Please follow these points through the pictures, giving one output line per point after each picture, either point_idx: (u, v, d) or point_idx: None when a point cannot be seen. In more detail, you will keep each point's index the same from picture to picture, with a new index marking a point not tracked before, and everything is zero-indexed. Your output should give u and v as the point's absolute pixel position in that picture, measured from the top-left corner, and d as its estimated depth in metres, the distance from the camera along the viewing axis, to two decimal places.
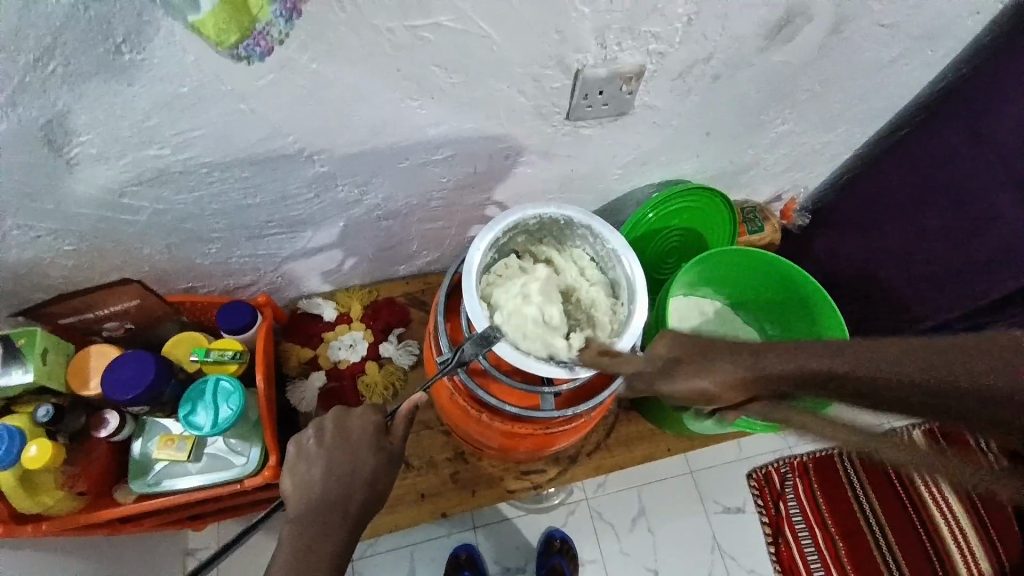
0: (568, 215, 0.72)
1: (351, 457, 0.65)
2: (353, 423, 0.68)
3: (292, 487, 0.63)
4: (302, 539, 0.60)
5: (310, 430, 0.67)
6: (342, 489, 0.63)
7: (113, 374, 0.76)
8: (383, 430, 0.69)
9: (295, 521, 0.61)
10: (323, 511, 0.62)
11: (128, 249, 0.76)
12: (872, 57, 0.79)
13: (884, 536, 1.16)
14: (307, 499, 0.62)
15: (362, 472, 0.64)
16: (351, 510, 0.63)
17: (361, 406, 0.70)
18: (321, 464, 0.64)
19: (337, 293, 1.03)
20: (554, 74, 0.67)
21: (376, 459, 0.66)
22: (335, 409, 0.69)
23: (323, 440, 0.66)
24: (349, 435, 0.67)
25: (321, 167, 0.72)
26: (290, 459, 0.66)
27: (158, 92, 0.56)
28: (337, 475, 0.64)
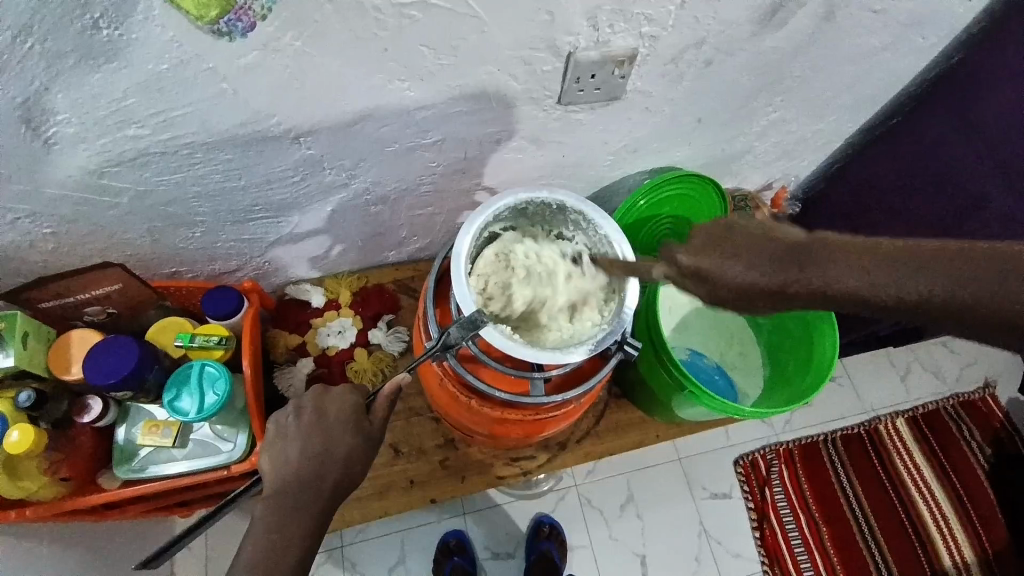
0: (560, 200, 0.71)
1: (327, 435, 0.64)
2: (330, 404, 0.67)
3: (269, 465, 0.63)
4: (274, 516, 0.60)
5: (288, 409, 0.66)
6: (316, 468, 0.62)
7: (94, 359, 0.74)
8: (363, 412, 0.68)
9: (269, 496, 0.61)
10: (297, 491, 0.61)
11: (109, 232, 0.74)
12: (865, 43, 0.79)
13: (869, 524, 1.18)
14: (281, 478, 0.62)
15: (337, 451, 0.63)
16: (324, 491, 0.62)
17: (340, 387, 0.69)
18: (297, 444, 0.63)
19: (325, 279, 1.02)
20: (545, 57, 0.66)
21: (353, 439, 0.65)
22: (314, 389, 0.68)
23: (301, 418, 0.65)
24: (327, 414, 0.66)
25: (307, 150, 0.71)
26: (268, 437, 0.65)
27: (136, 71, 0.54)
28: (311, 454, 0.63)
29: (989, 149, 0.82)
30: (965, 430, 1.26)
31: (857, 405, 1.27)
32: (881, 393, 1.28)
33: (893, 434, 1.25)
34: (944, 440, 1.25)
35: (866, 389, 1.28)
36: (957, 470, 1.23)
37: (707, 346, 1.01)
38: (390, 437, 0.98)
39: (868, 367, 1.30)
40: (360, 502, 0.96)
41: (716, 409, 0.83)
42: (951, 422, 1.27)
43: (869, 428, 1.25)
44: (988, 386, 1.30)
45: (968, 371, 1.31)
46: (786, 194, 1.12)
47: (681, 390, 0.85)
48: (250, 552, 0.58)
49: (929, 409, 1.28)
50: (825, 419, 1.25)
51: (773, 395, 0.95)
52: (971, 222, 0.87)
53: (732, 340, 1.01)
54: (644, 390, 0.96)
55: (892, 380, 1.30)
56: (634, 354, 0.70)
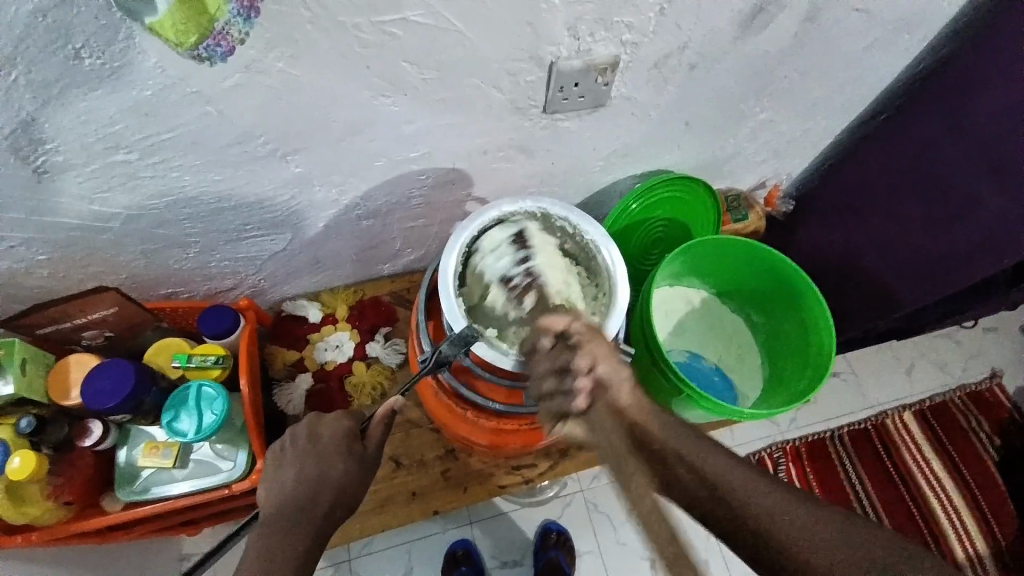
0: (544, 208, 0.72)
1: (320, 458, 0.64)
2: (325, 429, 0.67)
3: (266, 493, 0.63)
4: (268, 540, 0.60)
5: (282, 440, 0.67)
6: (310, 492, 0.62)
7: (92, 383, 0.75)
8: (357, 435, 0.68)
9: (263, 525, 0.61)
10: (292, 516, 0.61)
11: (103, 256, 0.75)
12: (850, 41, 0.79)
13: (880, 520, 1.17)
14: (275, 506, 0.62)
15: (331, 476, 0.63)
16: (318, 513, 0.62)
17: (336, 411, 0.69)
18: (293, 470, 0.63)
19: (322, 294, 1.02)
20: (528, 68, 0.66)
21: (347, 462, 0.65)
22: (308, 416, 0.68)
23: (295, 444, 0.66)
24: (320, 439, 0.66)
25: (296, 168, 0.71)
26: (267, 466, 0.66)
27: (121, 96, 0.55)
28: (306, 480, 0.63)
29: (976, 143, 0.81)
30: (974, 422, 1.25)
31: (860, 401, 1.26)
32: (885, 389, 1.28)
33: (899, 428, 1.24)
34: (952, 433, 1.24)
35: (869, 385, 1.27)
36: (966, 462, 1.22)
37: (705, 347, 1.00)
38: (391, 449, 0.97)
39: (870, 363, 1.29)
40: (365, 516, 0.96)
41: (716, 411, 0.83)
42: (957, 414, 1.26)
43: (874, 424, 1.24)
44: (995, 376, 1.29)
45: (975, 363, 1.30)
46: (779, 193, 1.12)
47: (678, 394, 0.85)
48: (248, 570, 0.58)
49: (935, 401, 1.27)
50: (829, 417, 1.25)
51: (772, 397, 0.94)
52: (969, 216, 0.83)
53: (730, 341, 1.01)
54: None
55: (894, 375, 1.29)
56: (628, 359, 0.71)
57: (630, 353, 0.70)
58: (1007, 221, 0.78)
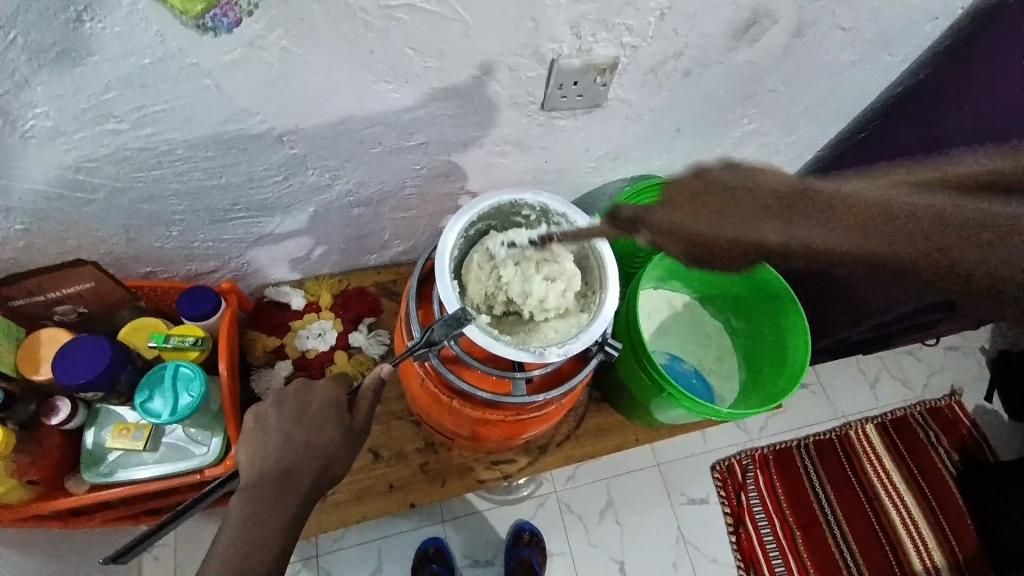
0: (543, 203, 0.71)
1: (309, 426, 0.63)
2: (313, 398, 0.66)
3: (247, 457, 0.61)
4: (250, 509, 0.58)
5: (268, 399, 0.66)
6: (297, 457, 0.61)
7: (64, 360, 0.72)
8: (345, 408, 0.67)
9: (244, 493, 0.59)
10: (272, 487, 0.60)
11: (83, 230, 0.73)
12: (834, 60, 0.82)
13: (841, 527, 1.21)
14: (259, 470, 0.60)
15: (318, 444, 0.63)
16: (303, 484, 0.61)
17: (324, 380, 0.68)
18: (279, 435, 0.62)
19: (306, 282, 1.01)
20: (529, 63, 0.67)
21: (336, 434, 0.64)
22: (295, 383, 0.68)
23: (282, 411, 0.64)
24: (308, 407, 0.65)
25: (291, 150, 0.71)
26: (247, 430, 0.64)
27: (118, 64, 0.54)
28: (292, 445, 0.62)
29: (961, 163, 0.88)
30: (932, 436, 1.31)
31: (828, 411, 1.30)
32: (852, 401, 1.32)
33: (863, 439, 1.29)
34: (912, 445, 1.29)
35: (837, 396, 1.32)
36: (924, 474, 1.28)
37: (686, 351, 1.02)
38: (370, 441, 0.96)
39: (839, 374, 1.33)
40: (340, 509, 0.95)
41: (696, 411, 0.85)
42: (917, 428, 1.31)
43: (840, 434, 1.28)
44: (955, 394, 1.34)
45: (936, 379, 1.36)
46: None
47: (660, 392, 0.86)
48: (223, 553, 0.57)
49: (897, 415, 1.32)
50: (798, 425, 1.28)
51: (751, 396, 0.96)
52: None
53: (711, 344, 1.03)
54: (623, 393, 0.97)
55: (861, 387, 1.33)
56: (615, 355, 0.71)
57: (618, 346, 0.71)
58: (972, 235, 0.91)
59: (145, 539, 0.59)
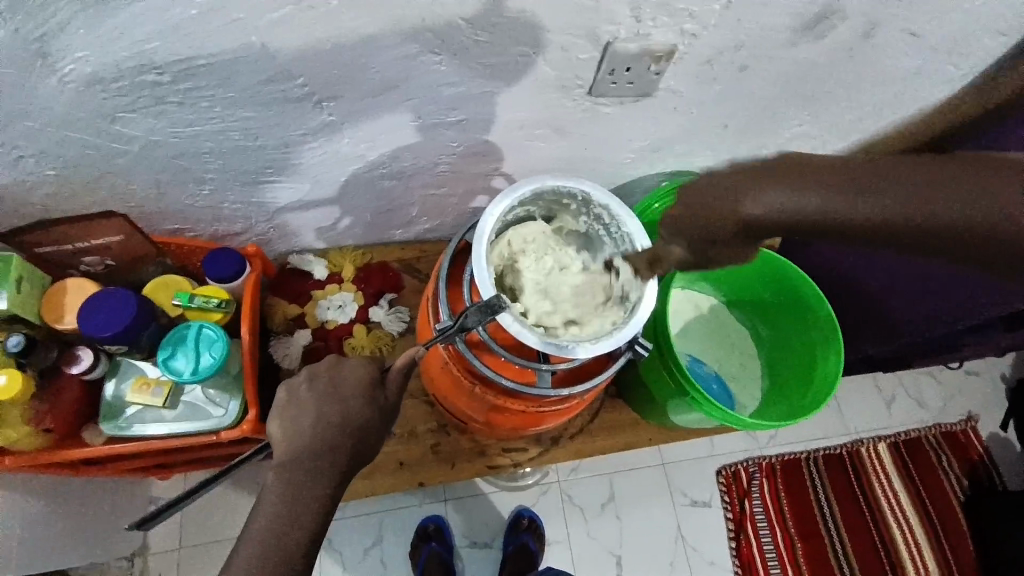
0: (585, 193, 0.69)
1: (343, 403, 0.62)
2: (346, 374, 0.65)
3: (282, 432, 0.61)
4: (282, 489, 0.59)
5: (302, 375, 0.65)
6: (332, 435, 0.61)
7: (88, 311, 0.72)
8: (377, 383, 0.66)
9: (282, 466, 0.59)
10: (303, 464, 0.59)
11: (115, 181, 0.72)
12: (899, 65, 0.78)
13: (842, 543, 1.20)
14: (295, 447, 0.60)
15: (353, 421, 0.62)
16: (337, 462, 0.61)
17: (355, 358, 0.67)
18: (313, 411, 0.61)
19: (329, 252, 1.00)
20: (582, 45, 0.64)
21: (368, 413, 0.63)
22: (328, 359, 0.67)
23: (314, 386, 0.64)
24: (341, 383, 0.64)
25: (328, 116, 0.69)
26: (280, 404, 0.63)
27: (162, 12, 0.52)
28: (327, 422, 0.61)
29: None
30: (944, 459, 1.28)
31: (842, 426, 1.28)
32: (867, 418, 1.29)
33: (873, 457, 1.26)
34: (923, 467, 1.27)
35: (853, 411, 1.29)
36: (931, 496, 1.25)
37: (709, 353, 1.00)
38: None
39: (857, 389, 1.31)
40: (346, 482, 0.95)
41: (715, 417, 0.83)
42: (929, 449, 1.28)
43: (850, 450, 1.26)
44: (971, 419, 1.31)
45: (955, 403, 1.33)
46: None
47: (681, 395, 0.85)
48: None
49: (910, 436, 1.29)
50: (810, 437, 1.26)
51: (773, 407, 0.94)
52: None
53: (735, 350, 1.00)
54: (642, 391, 0.95)
55: (878, 405, 1.30)
56: (643, 355, 0.69)
57: (648, 346, 0.69)
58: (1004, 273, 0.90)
59: (169, 509, 0.62)
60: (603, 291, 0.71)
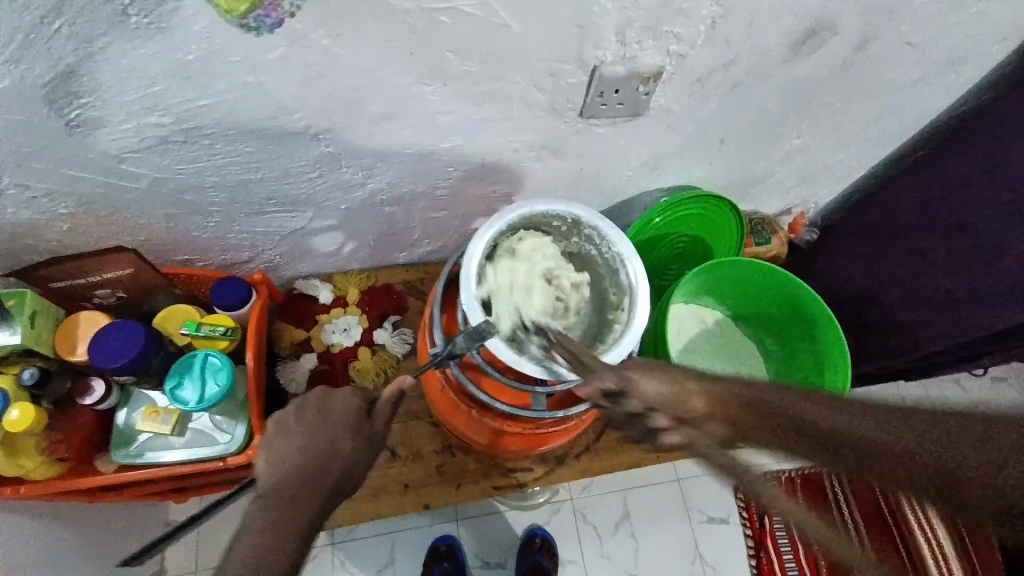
0: (575, 214, 0.69)
1: (330, 431, 0.64)
2: (334, 404, 0.67)
3: (268, 460, 0.62)
4: (269, 513, 0.57)
5: (292, 406, 0.67)
6: (317, 463, 0.61)
7: (99, 342, 0.74)
8: (364, 414, 0.68)
9: (264, 494, 0.59)
10: (293, 489, 0.59)
11: (125, 217, 0.74)
12: (896, 76, 0.77)
13: (870, 558, 1.15)
14: (279, 474, 0.60)
15: (340, 449, 0.63)
16: (323, 489, 0.60)
17: (345, 388, 0.70)
18: (299, 440, 0.63)
19: (334, 276, 1.01)
20: (571, 70, 0.65)
21: (357, 439, 0.65)
22: (318, 390, 0.69)
23: (302, 415, 0.65)
24: (329, 412, 0.66)
25: (326, 148, 0.71)
26: (269, 435, 0.65)
27: (163, 58, 0.54)
28: (314, 450, 0.62)
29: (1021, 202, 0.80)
30: None
31: None
32: None
33: None
34: None
35: None
36: None
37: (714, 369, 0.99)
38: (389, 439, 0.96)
39: (874, 400, 1.28)
40: (355, 504, 0.95)
41: None
42: None
43: None
44: None
45: (977, 411, 1.29)
46: (804, 221, 1.11)
47: None
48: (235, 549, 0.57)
49: None
50: None
51: None
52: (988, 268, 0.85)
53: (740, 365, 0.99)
54: None
55: None
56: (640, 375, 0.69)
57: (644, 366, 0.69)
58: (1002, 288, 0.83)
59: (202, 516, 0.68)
60: (567, 299, 0.71)
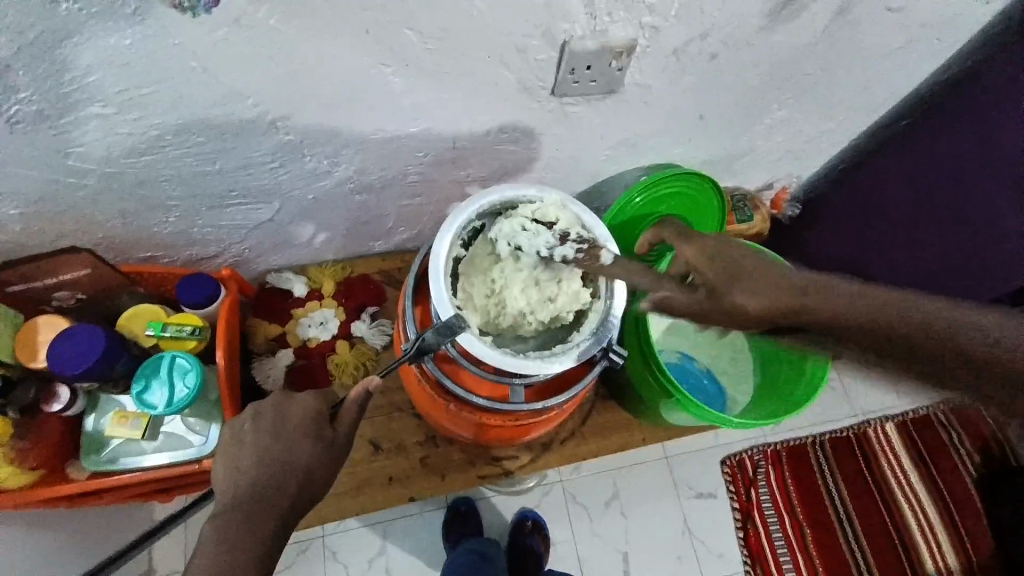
0: (547, 199, 0.67)
1: (287, 442, 0.62)
2: (292, 411, 0.65)
3: (223, 476, 0.60)
4: (229, 531, 0.57)
5: (246, 414, 0.65)
6: (275, 477, 0.60)
7: (60, 346, 0.71)
8: (327, 419, 0.66)
9: (218, 514, 0.58)
10: (251, 501, 0.59)
11: (79, 215, 0.71)
12: (878, 43, 0.75)
13: (852, 526, 1.18)
14: (235, 491, 0.59)
15: (299, 459, 0.62)
16: (283, 504, 0.60)
17: (304, 393, 0.67)
18: (254, 454, 0.61)
19: (308, 268, 0.98)
20: (540, 46, 0.62)
21: (313, 445, 0.63)
22: (275, 395, 0.67)
23: (259, 423, 0.63)
24: (287, 421, 0.64)
25: (287, 135, 0.67)
26: (224, 447, 0.63)
27: (99, 45, 0.50)
28: (273, 462, 0.61)
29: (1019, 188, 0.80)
30: (954, 437, 1.26)
31: (846, 408, 1.25)
32: (872, 399, 1.27)
33: (881, 438, 1.24)
34: (933, 447, 1.25)
35: (857, 395, 1.26)
36: (944, 478, 1.23)
37: (695, 349, 0.98)
38: (371, 433, 0.95)
39: None
40: (339, 499, 0.94)
41: (702, 417, 0.82)
42: (938, 428, 1.26)
43: (857, 431, 1.24)
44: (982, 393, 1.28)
45: None
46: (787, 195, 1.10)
47: (667, 397, 0.83)
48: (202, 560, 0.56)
49: (919, 414, 1.26)
50: (814, 423, 1.24)
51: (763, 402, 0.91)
52: (987, 252, 0.89)
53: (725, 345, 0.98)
54: (630, 393, 0.94)
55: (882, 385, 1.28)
56: (620, 362, 0.67)
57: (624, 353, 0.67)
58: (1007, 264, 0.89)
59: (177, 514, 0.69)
60: (557, 299, 0.65)
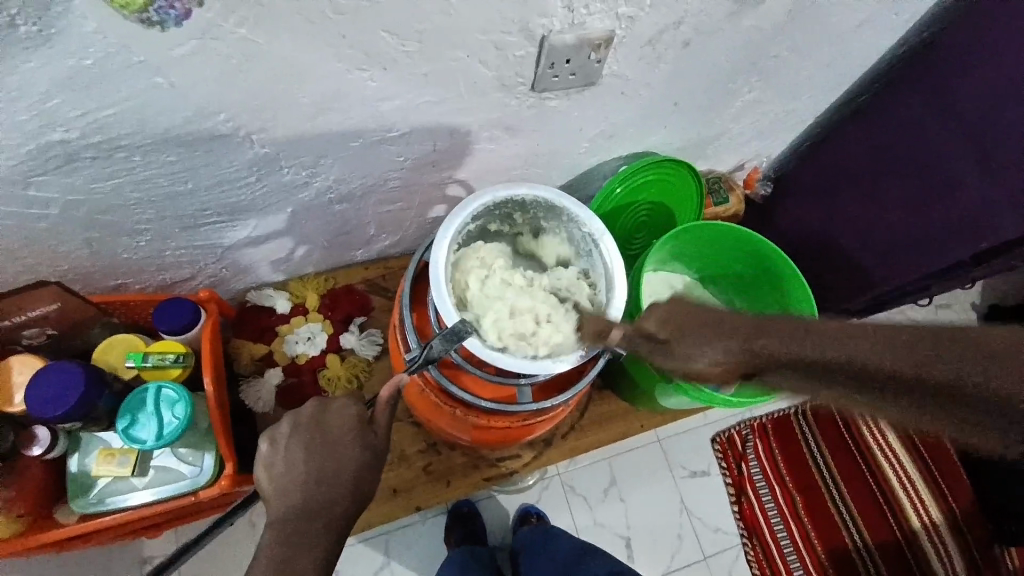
0: (540, 197, 0.67)
1: (328, 453, 0.61)
2: (330, 421, 0.63)
3: (271, 489, 0.60)
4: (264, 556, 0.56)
5: (283, 425, 0.63)
6: (323, 489, 0.60)
7: (34, 389, 0.67)
8: (364, 422, 0.64)
9: (273, 526, 0.58)
10: (289, 517, 0.58)
11: (43, 247, 0.67)
12: (841, 20, 0.77)
13: (839, 489, 1.19)
14: (283, 506, 0.59)
15: (341, 470, 0.61)
16: (332, 517, 0.59)
17: (339, 399, 0.65)
18: (298, 467, 0.60)
19: (289, 283, 0.96)
20: (518, 41, 0.62)
21: (355, 453, 0.62)
22: (309, 404, 0.64)
23: (295, 438, 0.62)
24: (327, 430, 0.63)
25: (261, 148, 0.65)
26: (261, 459, 0.62)
27: (54, 67, 0.47)
28: (314, 475, 0.60)
29: (967, 137, 0.81)
30: None
31: None
32: None
33: None
34: None
35: None
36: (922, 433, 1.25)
37: None
38: None
39: None
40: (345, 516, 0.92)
41: (702, 400, 0.83)
42: None
43: None
44: None
45: None
46: (758, 175, 1.12)
47: (666, 382, 0.84)
48: None
49: None
50: None
51: None
52: (944, 208, 0.85)
53: None
54: (627, 381, 0.95)
55: None
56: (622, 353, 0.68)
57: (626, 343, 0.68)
58: (955, 222, 0.85)
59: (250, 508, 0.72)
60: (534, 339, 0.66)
